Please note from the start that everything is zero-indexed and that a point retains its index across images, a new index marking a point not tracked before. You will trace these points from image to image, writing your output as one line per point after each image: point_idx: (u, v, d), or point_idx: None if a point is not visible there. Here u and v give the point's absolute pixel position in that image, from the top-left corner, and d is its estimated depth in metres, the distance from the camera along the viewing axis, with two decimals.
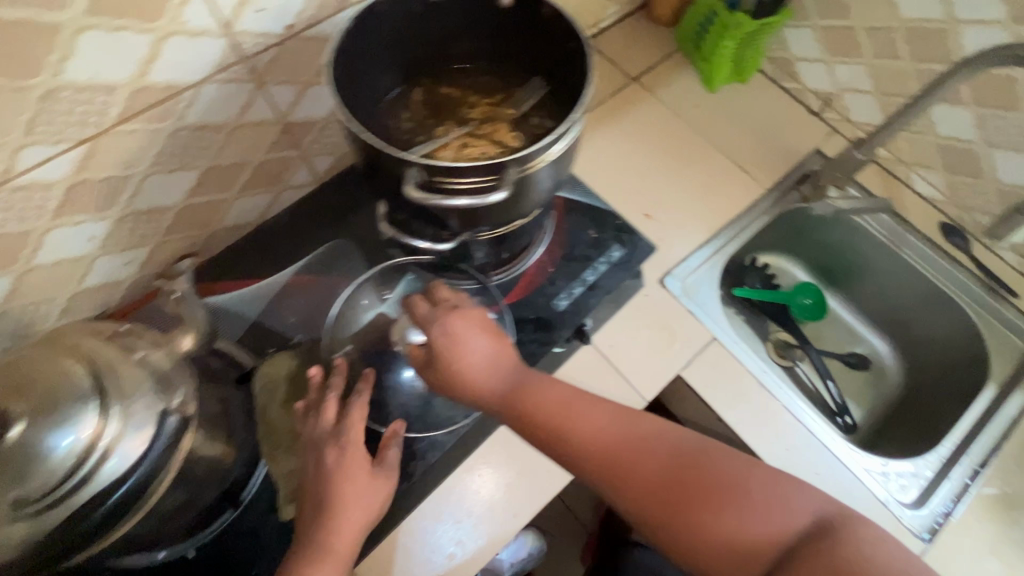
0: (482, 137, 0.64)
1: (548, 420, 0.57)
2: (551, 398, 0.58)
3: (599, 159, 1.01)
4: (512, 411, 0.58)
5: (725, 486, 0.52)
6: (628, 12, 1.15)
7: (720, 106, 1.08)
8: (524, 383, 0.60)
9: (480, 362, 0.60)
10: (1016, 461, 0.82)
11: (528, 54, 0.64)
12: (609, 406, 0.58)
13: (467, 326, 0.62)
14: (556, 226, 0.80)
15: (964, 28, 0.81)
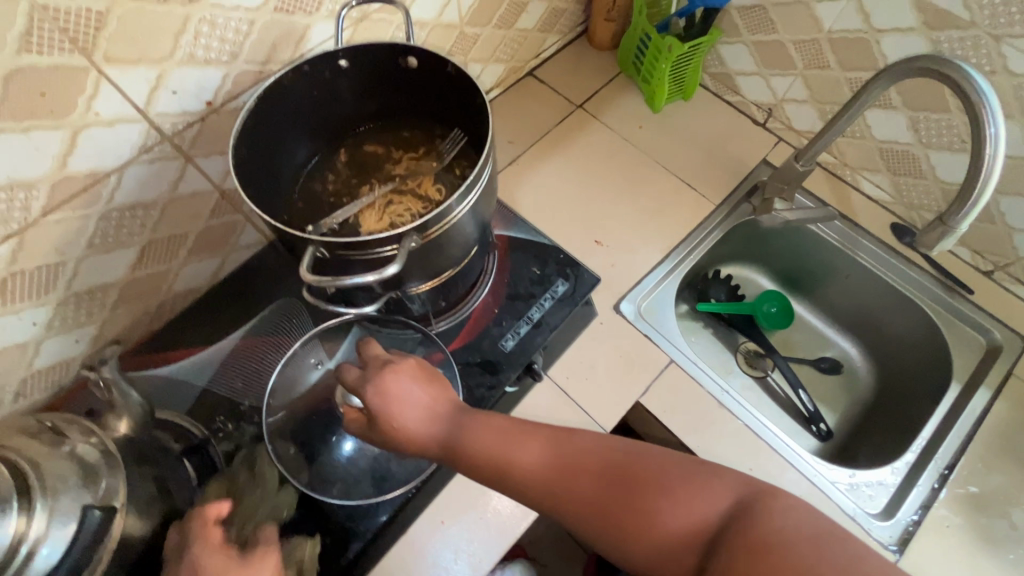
0: (406, 192, 0.65)
1: (481, 458, 0.57)
2: (481, 433, 0.58)
3: (549, 189, 1.02)
4: (449, 456, 0.58)
5: (650, 488, 0.52)
6: (568, 42, 1.17)
7: (666, 126, 1.09)
8: (459, 428, 0.59)
9: (413, 412, 0.60)
10: (985, 460, 0.81)
11: (444, 108, 0.65)
12: (539, 436, 0.57)
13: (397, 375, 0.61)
14: (500, 266, 0.80)
15: (882, 37, 0.82)
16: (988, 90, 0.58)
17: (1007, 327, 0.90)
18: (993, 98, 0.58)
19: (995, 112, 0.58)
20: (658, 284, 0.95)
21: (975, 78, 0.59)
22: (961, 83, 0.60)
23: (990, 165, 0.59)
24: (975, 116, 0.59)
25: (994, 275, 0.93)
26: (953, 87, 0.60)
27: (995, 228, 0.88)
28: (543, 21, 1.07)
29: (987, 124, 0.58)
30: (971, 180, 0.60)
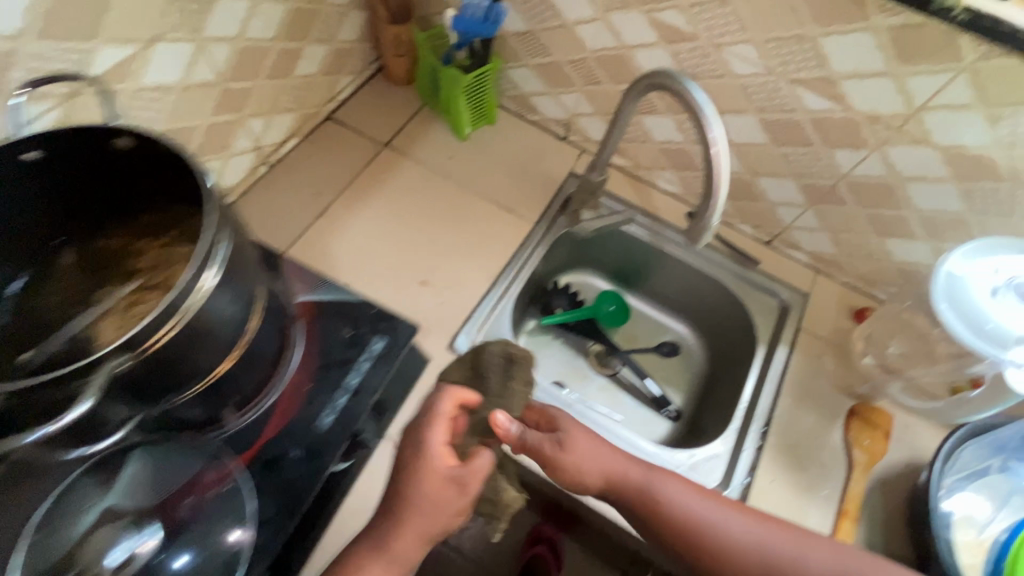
0: (154, 289, 0.57)
1: (647, 514, 0.67)
2: (666, 503, 0.66)
3: (367, 235, 0.98)
4: (623, 499, 0.68)
5: (700, 534, 0.65)
6: (365, 79, 1.13)
7: (476, 152, 1.10)
8: (643, 483, 0.68)
9: (588, 458, 0.67)
10: (791, 412, 0.91)
11: (176, 184, 0.56)
12: (687, 485, 0.69)
13: (575, 445, 0.67)
14: (308, 334, 0.74)
15: (635, 51, 0.88)
16: (703, 98, 0.65)
17: (790, 287, 1.02)
18: (709, 104, 0.65)
19: (713, 117, 0.65)
20: (492, 313, 0.95)
21: (693, 89, 0.66)
22: (682, 94, 0.66)
23: (721, 161, 0.65)
24: (698, 122, 0.65)
25: (773, 244, 1.05)
26: (677, 98, 0.67)
27: (763, 205, 0.99)
28: (327, 63, 1.02)
29: (709, 128, 0.64)
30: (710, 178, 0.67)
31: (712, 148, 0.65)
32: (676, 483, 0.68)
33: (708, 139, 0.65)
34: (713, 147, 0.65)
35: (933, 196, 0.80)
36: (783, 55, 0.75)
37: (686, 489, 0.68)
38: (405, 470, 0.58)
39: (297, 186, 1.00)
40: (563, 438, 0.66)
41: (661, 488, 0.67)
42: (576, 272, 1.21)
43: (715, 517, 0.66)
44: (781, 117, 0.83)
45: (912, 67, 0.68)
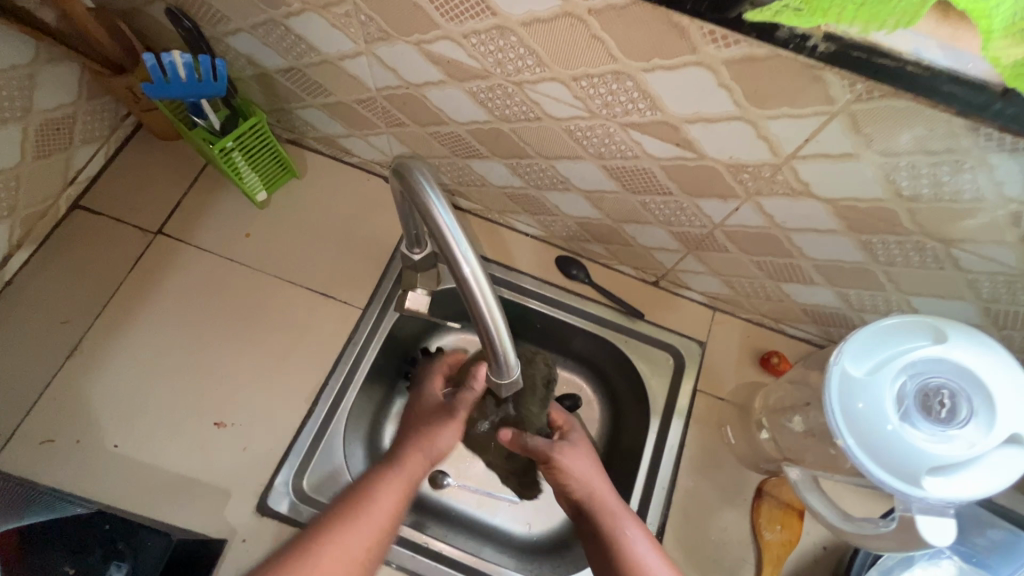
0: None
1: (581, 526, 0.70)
2: (590, 513, 0.69)
3: (141, 369, 0.76)
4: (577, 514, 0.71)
5: (614, 537, 0.67)
6: (118, 143, 0.86)
7: (281, 220, 0.86)
8: (595, 495, 0.70)
9: (584, 470, 0.73)
10: (689, 504, 0.77)
11: None
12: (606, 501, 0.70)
13: (581, 451, 0.75)
14: None
15: (424, 90, 0.64)
16: (452, 222, 0.45)
17: (683, 337, 0.85)
18: (459, 230, 0.45)
19: (467, 249, 0.45)
20: (316, 447, 0.76)
21: (439, 209, 0.45)
22: (426, 213, 0.46)
23: (488, 304, 0.46)
24: (446, 256, 0.45)
25: (660, 284, 0.86)
26: (422, 217, 0.46)
27: (636, 248, 0.79)
28: (34, 144, 0.75)
29: (461, 262, 0.45)
30: (478, 328, 0.48)
31: (471, 291, 0.46)
32: (638, 529, 0.67)
33: (461, 278, 0.45)
34: (472, 290, 0.45)
35: (827, 247, 0.61)
36: (600, 96, 0.53)
37: (639, 529, 0.67)
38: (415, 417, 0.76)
39: (35, 319, 0.76)
40: (575, 445, 0.75)
41: (627, 523, 0.67)
42: (449, 330, 0.97)
43: (651, 555, 0.65)
44: (624, 164, 0.62)
45: (768, 111, 0.47)
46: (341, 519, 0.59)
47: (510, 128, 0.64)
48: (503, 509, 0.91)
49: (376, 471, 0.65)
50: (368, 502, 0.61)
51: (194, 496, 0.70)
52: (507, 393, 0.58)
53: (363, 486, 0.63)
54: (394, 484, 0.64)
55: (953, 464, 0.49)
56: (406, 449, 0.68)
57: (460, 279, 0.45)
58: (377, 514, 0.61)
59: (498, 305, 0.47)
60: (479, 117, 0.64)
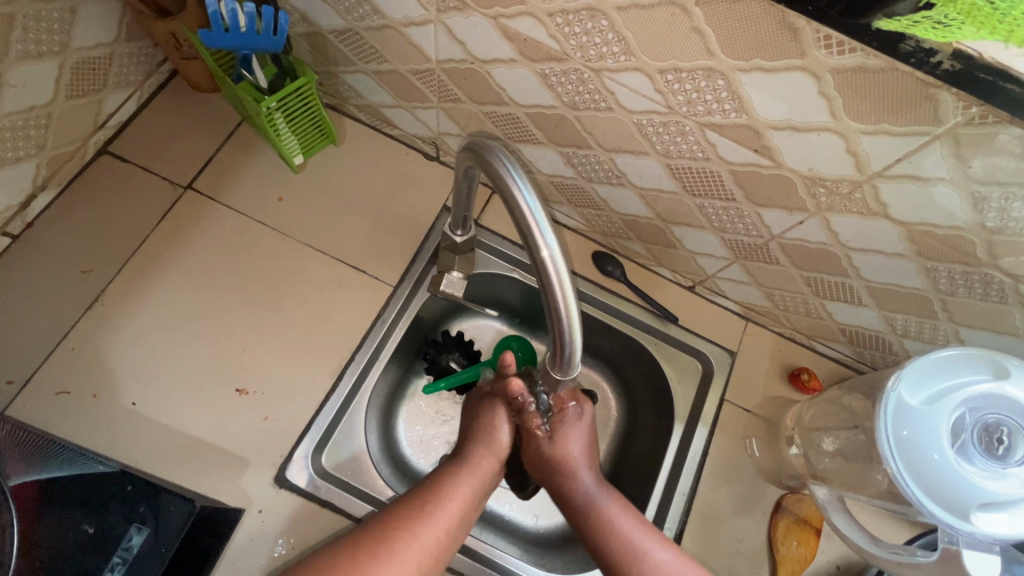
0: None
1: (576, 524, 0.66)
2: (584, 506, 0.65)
3: (161, 328, 0.73)
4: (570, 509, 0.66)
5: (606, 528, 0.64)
6: (152, 90, 0.83)
7: (314, 187, 0.83)
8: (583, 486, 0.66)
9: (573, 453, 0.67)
10: (708, 512, 0.76)
11: None
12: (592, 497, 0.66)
13: (572, 430, 0.68)
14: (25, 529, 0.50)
15: (490, 67, 0.61)
16: (535, 205, 0.43)
17: (715, 345, 0.83)
18: (542, 212, 0.43)
19: (549, 233, 0.43)
20: (337, 422, 0.74)
21: (522, 189, 0.43)
22: (506, 194, 0.43)
23: (563, 293, 0.44)
24: (525, 238, 0.43)
25: (695, 289, 0.85)
26: (500, 198, 0.44)
27: (679, 251, 0.78)
28: (69, 82, 0.71)
29: (541, 245, 0.43)
30: (548, 314, 0.46)
31: (549, 277, 0.43)
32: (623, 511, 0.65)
33: (540, 262, 0.43)
34: (550, 276, 0.43)
35: (885, 270, 0.60)
36: (684, 92, 0.51)
37: (620, 505, 0.66)
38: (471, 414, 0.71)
39: (56, 266, 0.73)
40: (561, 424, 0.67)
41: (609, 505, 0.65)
42: (472, 316, 0.96)
43: (637, 529, 0.64)
44: (690, 165, 0.60)
45: (865, 125, 0.45)
46: (415, 508, 0.60)
47: (575, 116, 0.62)
48: (511, 499, 0.89)
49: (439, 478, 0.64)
50: (441, 501, 0.61)
51: (210, 462, 0.68)
52: (558, 388, 0.55)
53: (435, 482, 0.63)
54: (463, 480, 0.64)
55: (1007, 500, 0.48)
56: (473, 448, 0.67)
57: (538, 262, 0.43)
58: (452, 503, 0.62)
59: (573, 295, 0.45)
60: (545, 101, 0.62)
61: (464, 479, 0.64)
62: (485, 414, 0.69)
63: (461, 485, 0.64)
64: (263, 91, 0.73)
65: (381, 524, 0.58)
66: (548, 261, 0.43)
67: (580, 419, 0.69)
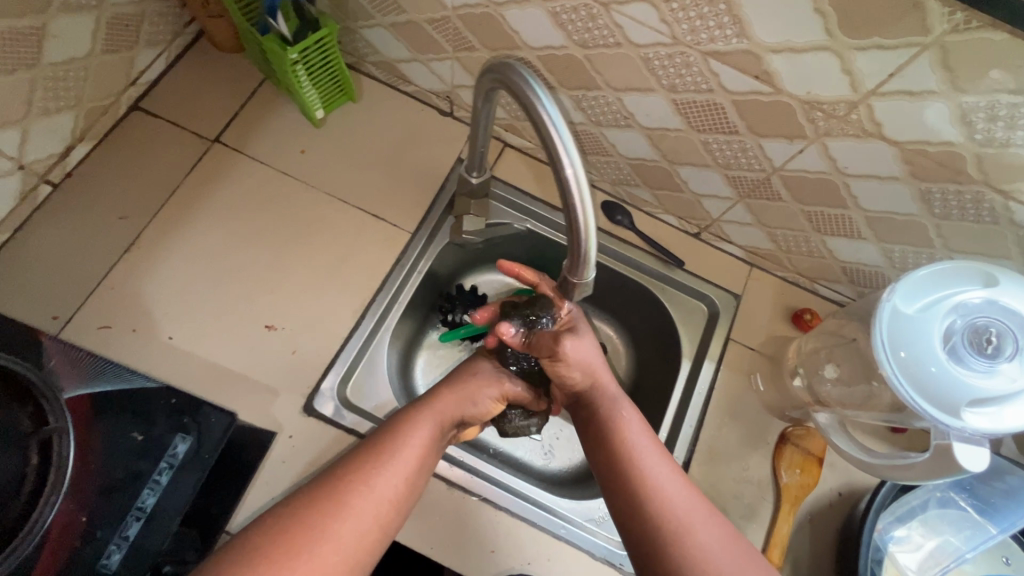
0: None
1: (609, 464, 0.61)
2: (618, 441, 0.62)
3: (193, 270, 0.77)
4: (603, 443, 0.63)
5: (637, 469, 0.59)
6: (179, 50, 0.87)
7: (335, 141, 0.87)
8: (616, 419, 0.64)
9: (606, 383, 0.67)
10: (715, 443, 0.79)
11: None
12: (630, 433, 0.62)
13: (586, 347, 0.68)
14: (82, 441, 0.56)
15: (504, 10, 0.65)
16: (557, 119, 0.46)
17: (720, 289, 0.86)
18: (564, 128, 0.46)
19: (570, 148, 0.46)
20: (359, 358, 0.78)
21: (545, 105, 0.47)
22: (530, 111, 0.47)
23: (583, 207, 0.47)
24: (549, 152, 0.46)
25: (701, 236, 0.88)
26: (526, 115, 0.48)
27: (685, 195, 0.81)
28: (105, 36, 0.75)
29: (562, 159, 0.46)
30: (568, 226, 0.49)
31: (570, 190, 0.47)
32: (659, 458, 0.61)
33: (561, 176, 0.46)
34: (572, 190, 0.47)
35: (882, 197, 0.63)
36: (688, 20, 0.54)
37: (656, 451, 0.61)
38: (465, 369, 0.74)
39: (94, 212, 0.78)
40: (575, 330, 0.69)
41: (622, 407, 0.66)
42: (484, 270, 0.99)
43: (670, 479, 0.59)
44: (695, 99, 0.63)
45: (859, 41, 0.48)
46: (362, 469, 0.56)
47: (585, 56, 0.65)
48: (524, 444, 0.93)
49: (395, 434, 0.60)
50: (389, 459, 0.58)
51: (241, 392, 0.72)
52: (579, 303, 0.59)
53: (389, 436, 0.60)
54: (411, 445, 0.60)
55: (996, 397, 0.52)
56: (440, 397, 0.66)
57: (561, 177, 0.46)
58: (397, 472, 0.57)
59: (592, 209, 0.48)
60: (555, 42, 0.65)
61: (417, 439, 0.61)
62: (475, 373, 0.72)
63: (414, 441, 0.60)
64: (287, 42, 0.76)
65: (326, 487, 0.54)
66: (570, 178, 0.47)
67: (587, 346, 0.68)
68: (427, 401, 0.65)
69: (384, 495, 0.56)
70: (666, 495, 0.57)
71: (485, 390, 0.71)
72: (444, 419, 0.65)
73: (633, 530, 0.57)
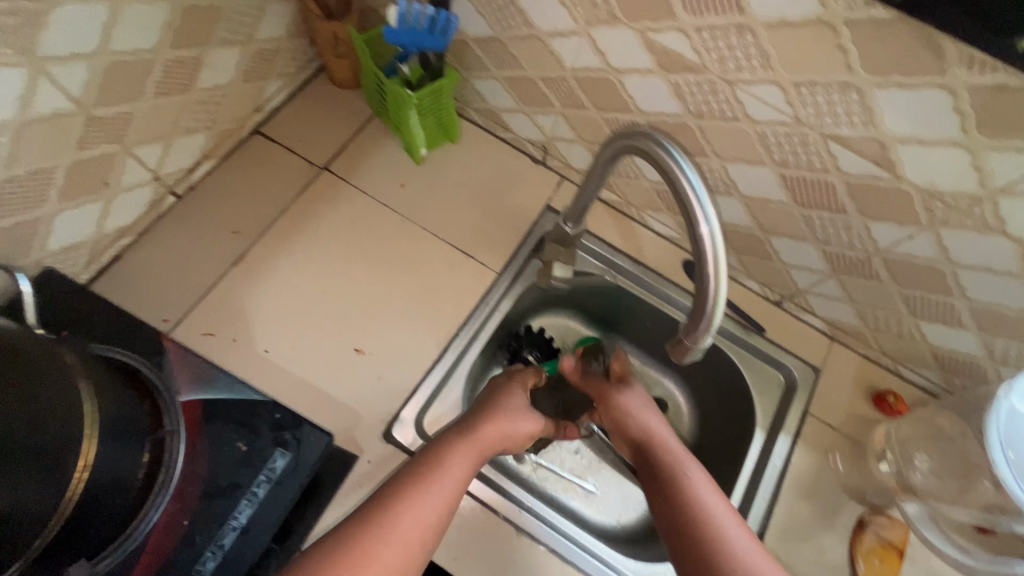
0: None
1: (658, 484, 0.66)
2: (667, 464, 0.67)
3: (293, 288, 0.81)
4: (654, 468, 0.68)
5: (683, 487, 0.63)
6: (301, 83, 0.94)
7: (433, 179, 0.92)
8: (660, 447, 0.70)
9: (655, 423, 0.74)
10: (791, 521, 0.76)
11: None
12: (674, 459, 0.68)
13: (637, 393, 0.77)
14: (193, 448, 0.59)
15: (624, 76, 0.68)
16: (698, 187, 0.50)
17: (801, 361, 0.85)
18: (705, 194, 0.50)
19: (710, 213, 0.50)
20: (438, 390, 0.79)
21: (687, 174, 0.51)
22: (671, 177, 0.52)
23: (716, 265, 0.51)
24: (687, 215, 0.51)
25: (783, 305, 0.88)
26: (664, 180, 0.52)
27: (774, 264, 0.81)
28: (245, 68, 0.82)
29: (700, 222, 0.50)
30: (697, 285, 0.52)
31: (705, 251, 0.51)
32: (704, 480, 0.65)
33: (698, 237, 0.50)
34: (707, 249, 0.50)
35: (992, 290, 0.62)
36: (814, 105, 0.56)
37: (703, 475, 0.65)
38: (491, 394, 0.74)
39: (209, 225, 0.83)
40: (625, 388, 0.78)
41: (669, 441, 0.71)
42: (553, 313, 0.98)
43: (715, 499, 0.62)
44: (806, 176, 0.64)
45: (994, 141, 0.50)
46: (405, 490, 0.58)
47: (697, 125, 0.68)
48: (580, 495, 0.90)
49: (435, 460, 0.62)
50: (428, 486, 0.59)
51: (325, 412, 0.74)
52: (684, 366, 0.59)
53: (427, 463, 0.62)
54: (451, 475, 0.61)
55: None
56: (479, 424, 0.67)
57: (697, 238, 0.50)
58: (438, 499, 0.59)
59: (724, 272, 0.51)
60: (670, 110, 0.68)
61: (455, 468, 0.62)
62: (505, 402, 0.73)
63: (452, 468, 0.62)
64: (410, 86, 0.82)
65: (372, 505, 0.57)
66: (706, 239, 0.51)
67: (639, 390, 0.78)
68: (468, 433, 0.66)
69: (427, 519, 0.57)
70: (712, 511, 0.61)
71: (520, 424, 0.72)
72: (484, 450, 0.66)
73: (682, 545, 0.60)
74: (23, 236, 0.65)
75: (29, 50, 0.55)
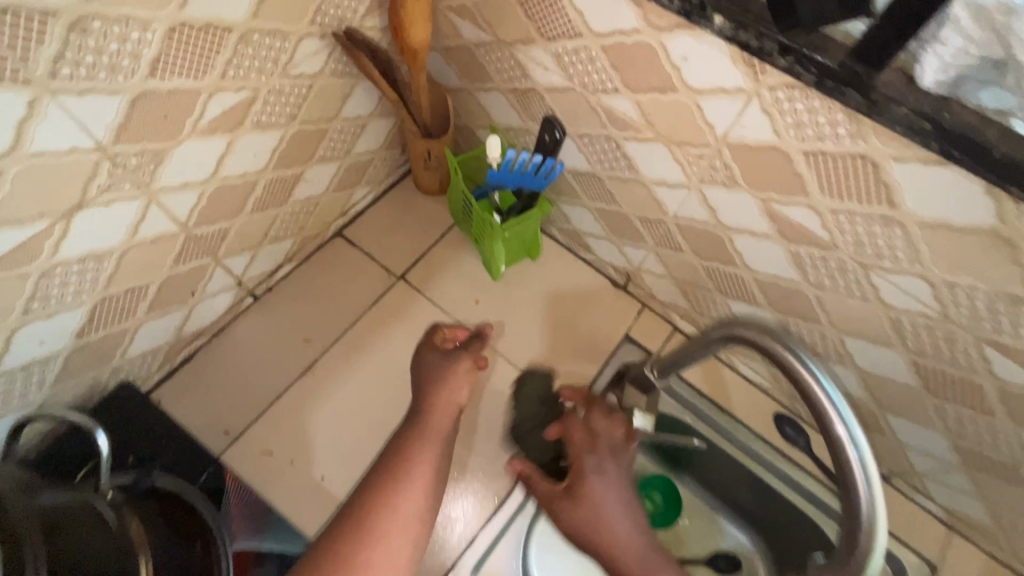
0: None
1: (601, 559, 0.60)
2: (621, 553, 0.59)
3: (357, 406, 0.78)
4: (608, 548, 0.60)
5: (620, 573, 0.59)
6: (387, 187, 0.94)
7: (509, 296, 0.88)
8: (614, 536, 0.60)
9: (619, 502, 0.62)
10: None
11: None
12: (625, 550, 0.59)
13: (617, 463, 0.66)
14: None
15: (735, 235, 0.63)
16: (842, 407, 0.44)
17: (914, 552, 0.73)
18: (850, 415, 0.44)
19: (859, 441, 0.43)
20: (498, 542, 0.75)
21: (825, 387, 0.45)
22: (803, 387, 0.46)
23: (871, 502, 0.43)
24: (828, 436, 0.44)
25: (892, 481, 0.77)
26: (795, 390, 0.46)
27: (888, 439, 0.72)
28: (337, 180, 0.83)
29: (848, 449, 0.43)
30: (845, 513, 0.45)
31: (855, 483, 0.43)
32: None
33: (846, 466, 0.43)
34: (858, 482, 0.43)
35: None
36: (970, 308, 0.50)
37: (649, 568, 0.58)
38: (421, 373, 0.63)
39: (281, 329, 0.82)
40: (620, 455, 0.67)
41: (622, 525, 0.61)
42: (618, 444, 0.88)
43: None
44: (946, 370, 0.56)
45: None
46: (340, 562, 0.47)
47: (815, 294, 0.62)
48: None
49: (376, 501, 0.50)
50: (366, 550, 0.47)
51: None
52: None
53: (361, 511, 0.50)
54: (422, 473, 0.53)
55: None
56: (416, 440, 0.56)
57: (844, 467, 0.43)
58: (393, 556, 0.48)
59: (883, 509, 0.43)
60: (784, 274, 0.63)
61: (407, 501, 0.51)
62: (440, 367, 0.62)
63: (404, 503, 0.51)
64: (501, 215, 0.80)
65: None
66: (846, 445, 0.44)
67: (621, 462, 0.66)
68: (401, 458, 0.54)
69: None
70: None
71: (459, 390, 0.61)
72: (437, 479, 0.54)
73: None
74: (108, 348, 0.65)
75: (148, 184, 0.56)
